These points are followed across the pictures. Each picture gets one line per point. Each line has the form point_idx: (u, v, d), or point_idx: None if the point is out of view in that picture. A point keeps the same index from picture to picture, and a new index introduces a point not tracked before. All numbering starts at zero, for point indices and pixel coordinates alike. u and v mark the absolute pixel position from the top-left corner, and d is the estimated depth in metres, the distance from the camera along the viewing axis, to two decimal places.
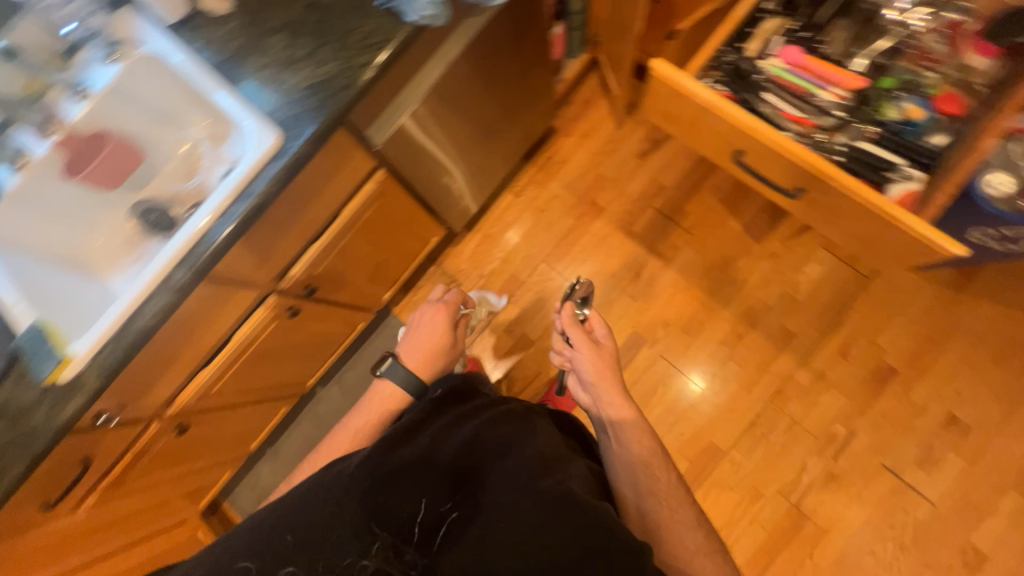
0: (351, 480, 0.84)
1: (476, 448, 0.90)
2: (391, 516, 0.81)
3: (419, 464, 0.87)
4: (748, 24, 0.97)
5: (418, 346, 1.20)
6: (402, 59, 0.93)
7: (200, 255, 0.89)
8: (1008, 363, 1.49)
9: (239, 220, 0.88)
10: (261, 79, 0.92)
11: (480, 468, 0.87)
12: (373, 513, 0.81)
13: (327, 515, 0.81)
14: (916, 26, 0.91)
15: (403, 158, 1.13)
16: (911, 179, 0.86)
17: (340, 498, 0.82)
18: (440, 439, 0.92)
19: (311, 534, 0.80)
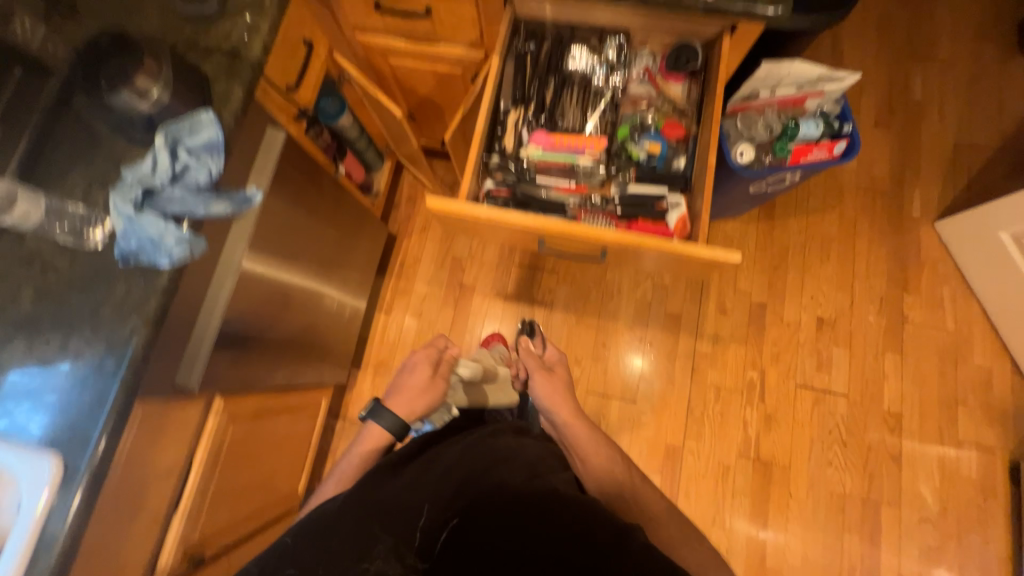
0: (360, 500, 0.85)
1: (477, 464, 0.92)
2: (394, 527, 0.81)
3: (419, 485, 0.88)
4: (494, 128, 0.99)
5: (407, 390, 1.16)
6: (177, 303, 0.83)
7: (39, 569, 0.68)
8: (831, 255, 1.77)
9: (78, 506, 0.70)
10: (18, 391, 0.75)
11: (472, 480, 0.88)
12: (378, 527, 0.81)
13: (336, 530, 0.81)
14: (619, 83, 1.01)
15: (235, 375, 1.01)
16: (680, 205, 0.91)
17: (351, 511, 0.83)
18: (436, 466, 0.93)
19: (324, 538, 0.80)
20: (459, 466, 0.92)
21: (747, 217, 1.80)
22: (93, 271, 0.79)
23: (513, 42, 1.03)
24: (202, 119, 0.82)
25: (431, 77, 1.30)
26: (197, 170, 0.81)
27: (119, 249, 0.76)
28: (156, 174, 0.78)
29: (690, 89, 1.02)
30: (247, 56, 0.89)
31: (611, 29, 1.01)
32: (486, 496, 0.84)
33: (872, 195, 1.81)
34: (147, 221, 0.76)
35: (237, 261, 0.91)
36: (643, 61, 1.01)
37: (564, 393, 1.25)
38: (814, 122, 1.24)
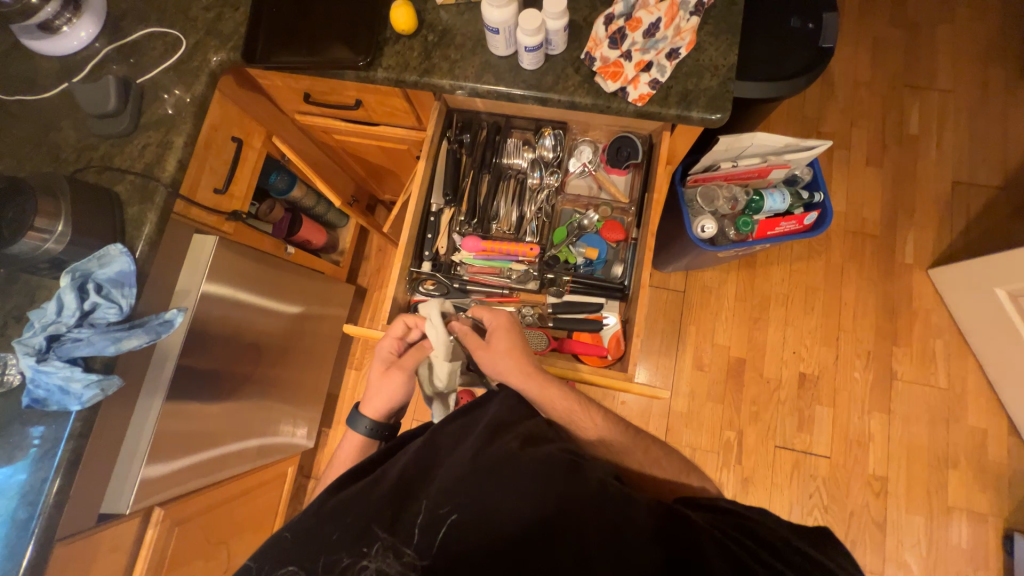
0: (328, 500, 0.66)
1: (455, 430, 0.72)
2: (377, 527, 0.63)
3: (425, 458, 0.68)
4: (424, 232, 0.95)
5: (375, 388, 0.80)
6: (92, 439, 0.83)
7: None
8: (816, 305, 1.68)
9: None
10: None
11: (456, 453, 0.68)
12: (358, 529, 0.63)
13: (310, 541, 0.63)
14: (555, 181, 0.96)
15: (177, 483, 1.00)
16: (614, 321, 0.88)
17: (323, 515, 0.64)
18: (439, 439, 0.70)
19: (315, 533, 0.64)
20: (433, 435, 0.71)
21: (728, 265, 1.72)
22: (5, 414, 0.78)
23: (446, 134, 0.98)
24: (111, 253, 0.81)
25: (378, 151, 1.25)
26: (108, 307, 0.80)
27: (24, 399, 0.74)
28: (62, 317, 0.77)
29: (634, 182, 0.96)
30: (163, 177, 0.86)
31: (547, 121, 0.95)
32: (473, 471, 0.64)
33: (862, 239, 1.71)
34: (52, 370, 0.75)
35: (164, 382, 0.91)
36: (582, 154, 0.96)
37: (526, 363, 0.79)
38: (780, 194, 1.17)
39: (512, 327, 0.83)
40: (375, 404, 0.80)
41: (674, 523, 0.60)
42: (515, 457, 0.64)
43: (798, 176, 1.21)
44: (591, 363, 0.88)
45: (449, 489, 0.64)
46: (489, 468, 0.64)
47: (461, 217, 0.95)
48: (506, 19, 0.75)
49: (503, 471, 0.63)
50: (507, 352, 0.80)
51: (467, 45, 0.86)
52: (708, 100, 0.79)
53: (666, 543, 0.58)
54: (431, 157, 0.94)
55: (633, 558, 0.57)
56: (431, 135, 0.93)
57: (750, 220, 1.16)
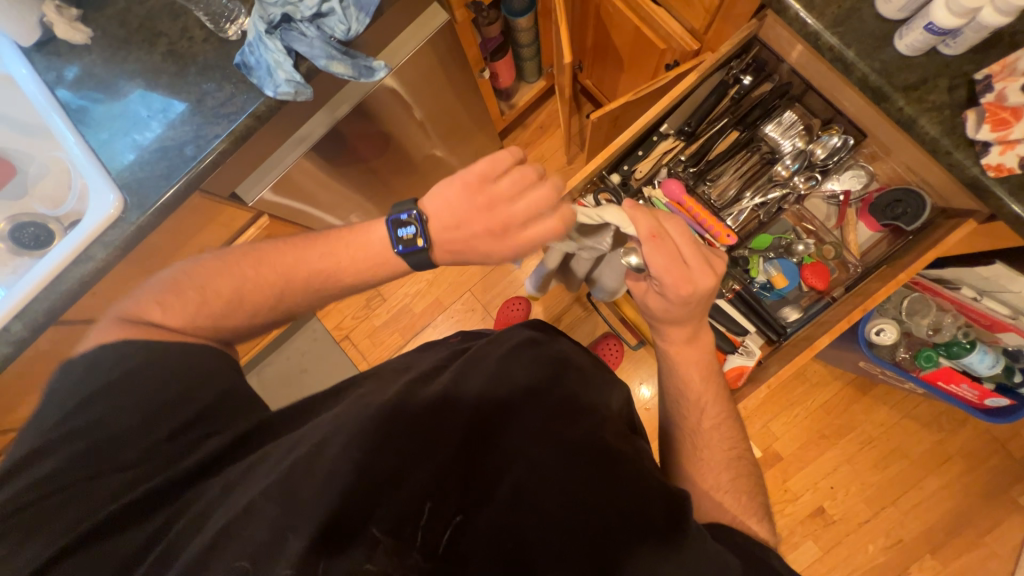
0: (369, 405, 0.53)
1: (528, 384, 0.58)
2: (419, 471, 0.48)
3: (453, 415, 0.53)
4: (636, 146, 0.85)
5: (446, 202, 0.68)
6: (262, 131, 0.86)
7: (119, 239, 0.82)
8: (889, 467, 1.52)
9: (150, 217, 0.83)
10: (112, 128, 0.85)
11: (523, 416, 0.54)
12: (398, 445, 0.50)
13: (335, 466, 0.47)
14: (804, 187, 0.82)
15: (287, 204, 1.07)
16: (750, 354, 0.80)
17: (354, 436, 0.49)
18: (476, 393, 0.56)
19: (298, 459, 0.48)
20: (501, 376, 0.58)
21: (839, 373, 1.54)
22: (214, 59, 0.82)
23: (731, 64, 0.81)
24: None
25: (628, 35, 1.08)
26: (341, 22, 0.78)
27: (239, 57, 0.78)
28: (301, 6, 0.78)
29: (875, 244, 0.81)
30: None
31: (846, 120, 0.78)
32: (541, 432, 0.53)
33: (992, 446, 1.48)
34: (270, 48, 0.77)
35: (334, 120, 0.95)
36: (851, 180, 0.81)
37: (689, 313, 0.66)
38: (992, 357, 0.95)
39: (697, 299, 0.62)
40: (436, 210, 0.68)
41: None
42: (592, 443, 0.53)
43: None
44: None
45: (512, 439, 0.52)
46: (559, 438, 0.52)
47: (682, 157, 0.84)
48: None
49: (577, 458, 0.51)
50: (673, 318, 0.65)
51: None
52: None
53: None
54: (700, 76, 0.80)
55: None
56: (720, 52, 0.78)
57: (933, 359, 0.97)
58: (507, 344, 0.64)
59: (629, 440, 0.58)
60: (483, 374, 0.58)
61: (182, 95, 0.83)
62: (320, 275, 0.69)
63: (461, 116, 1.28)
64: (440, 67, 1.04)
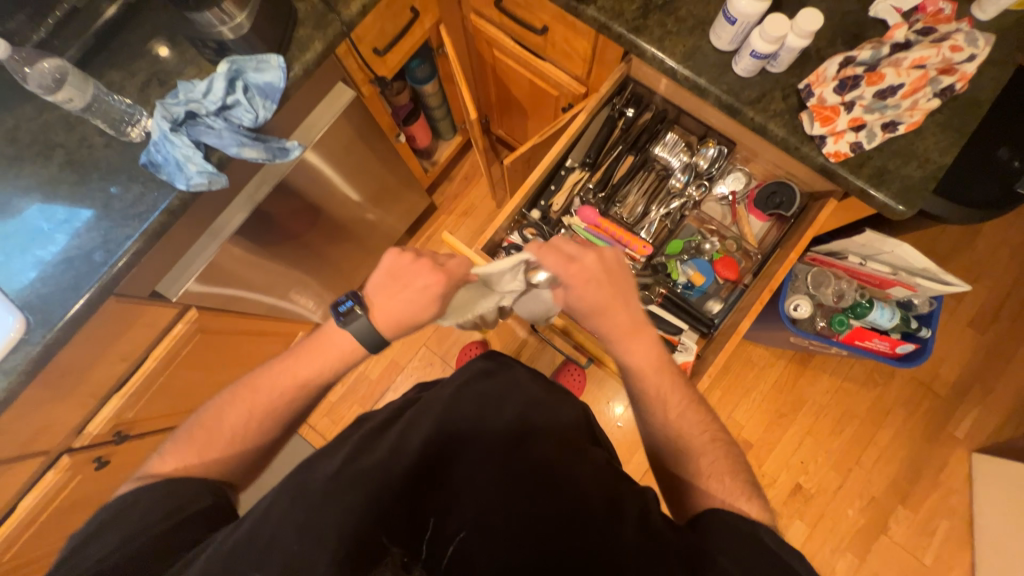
0: (326, 477, 0.55)
1: (476, 412, 0.62)
2: (386, 512, 0.53)
3: (413, 466, 0.57)
4: (549, 182, 0.93)
5: (401, 307, 0.70)
6: (178, 224, 0.84)
7: (23, 362, 0.76)
8: (845, 430, 1.63)
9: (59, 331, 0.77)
10: (7, 247, 0.80)
11: (473, 442, 0.59)
12: (362, 508, 0.53)
13: (308, 526, 0.51)
14: (697, 194, 0.93)
15: (216, 292, 1.03)
16: (689, 350, 0.86)
17: (320, 497, 0.53)
18: (430, 439, 0.59)
19: (278, 538, 0.51)
20: (451, 411, 0.62)
21: (781, 352, 1.66)
22: (118, 162, 0.81)
23: (614, 100, 0.93)
24: (271, 61, 0.81)
25: (525, 88, 1.20)
26: (246, 110, 0.81)
27: (144, 157, 0.78)
28: (205, 102, 0.79)
29: (768, 232, 0.91)
30: (344, 14, 0.85)
31: (717, 133, 0.90)
32: (496, 464, 0.57)
33: (922, 391, 1.64)
34: (177, 144, 0.77)
35: (256, 201, 0.95)
36: (735, 181, 0.92)
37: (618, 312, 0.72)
38: (890, 311, 1.09)
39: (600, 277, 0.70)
40: (389, 317, 0.70)
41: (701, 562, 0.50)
42: (543, 462, 0.57)
43: (914, 304, 1.12)
44: None
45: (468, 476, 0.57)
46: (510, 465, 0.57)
47: (590, 184, 0.92)
48: (752, 13, 0.69)
49: (524, 468, 0.56)
50: (596, 308, 0.71)
51: (686, 19, 0.79)
52: (900, 189, 0.74)
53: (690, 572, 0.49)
54: (589, 114, 0.91)
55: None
56: (601, 93, 0.89)
57: (845, 321, 1.10)
58: (458, 382, 0.68)
59: (582, 448, 0.61)
60: (433, 413, 0.63)
61: (85, 201, 0.81)
62: (313, 381, 0.70)
63: (385, 177, 1.32)
64: (356, 137, 1.09)
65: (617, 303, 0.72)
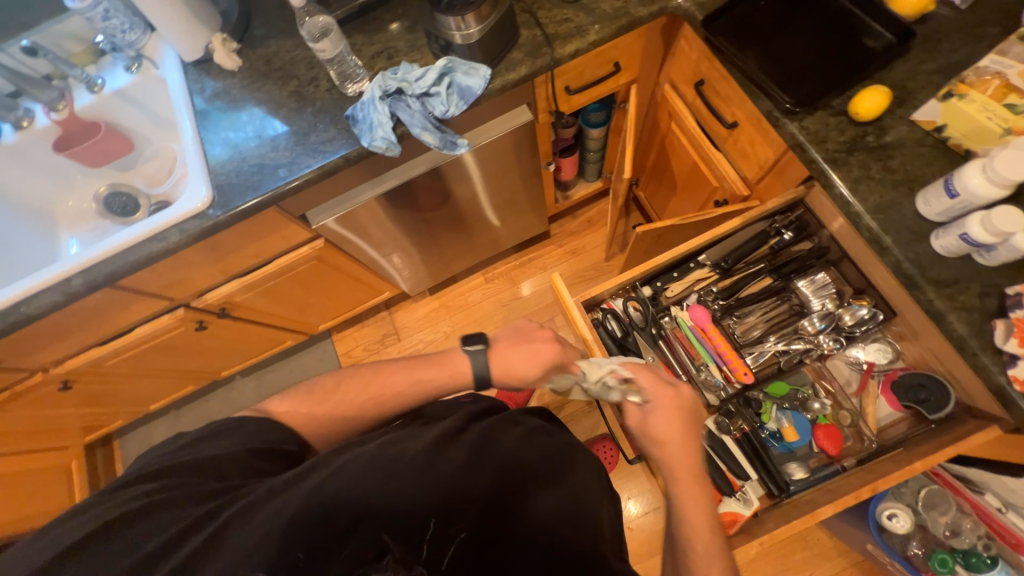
0: (397, 457, 0.56)
1: (535, 464, 0.60)
2: (425, 504, 0.53)
3: (464, 480, 0.55)
4: (673, 267, 0.90)
5: (512, 364, 0.74)
6: (345, 171, 0.97)
7: (192, 228, 0.92)
8: None
9: (229, 217, 0.92)
10: (224, 139, 0.98)
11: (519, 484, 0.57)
12: (408, 500, 0.53)
13: (362, 482, 0.53)
14: (827, 347, 0.84)
15: (344, 234, 1.15)
16: (747, 504, 0.76)
17: (380, 465, 0.55)
18: (490, 461, 0.58)
19: (329, 492, 0.53)
20: (522, 449, 0.60)
21: (846, 550, 1.41)
22: (329, 106, 0.96)
23: (775, 218, 0.88)
24: (479, 71, 0.90)
25: (686, 167, 1.19)
26: (441, 102, 0.91)
27: (350, 111, 0.92)
28: (414, 85, 0.90)
29: (893, 422, 0.80)
30: (557, 52, 0.92)
31: (876, 295, 0.80)
32: (539, 524, 0.54)
33: None
34: (378, 109, 0.89)
35: (411, 175, 1.05)
36: (877, 352, 0.82)
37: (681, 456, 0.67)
38: None
39: (688, 411, 0.69)
40: (505, 368, 0.74)
41: None
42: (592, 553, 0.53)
43: None
44: None
45: (506, 515, 0.54)
46: (553, 535, 0.54)
47: (714, 288, 0.88)
48: (982, 195, 0.61)
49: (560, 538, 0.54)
50: (667, 439, 0.68)
51: (895, 170, 0.73)
52: None
53: None
54: (744, 222, 0.87)
55: None
56: (767, 207, 0.85)
57: (947, 561, 0.89)
58: (534, 424, 0.65)
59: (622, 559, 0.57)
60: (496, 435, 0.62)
61: (292, 125, 0.96)
62: (404, 372, 0.74)
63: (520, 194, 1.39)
64: (514, 153, 1.16)
65: (685, 440, 0.68)
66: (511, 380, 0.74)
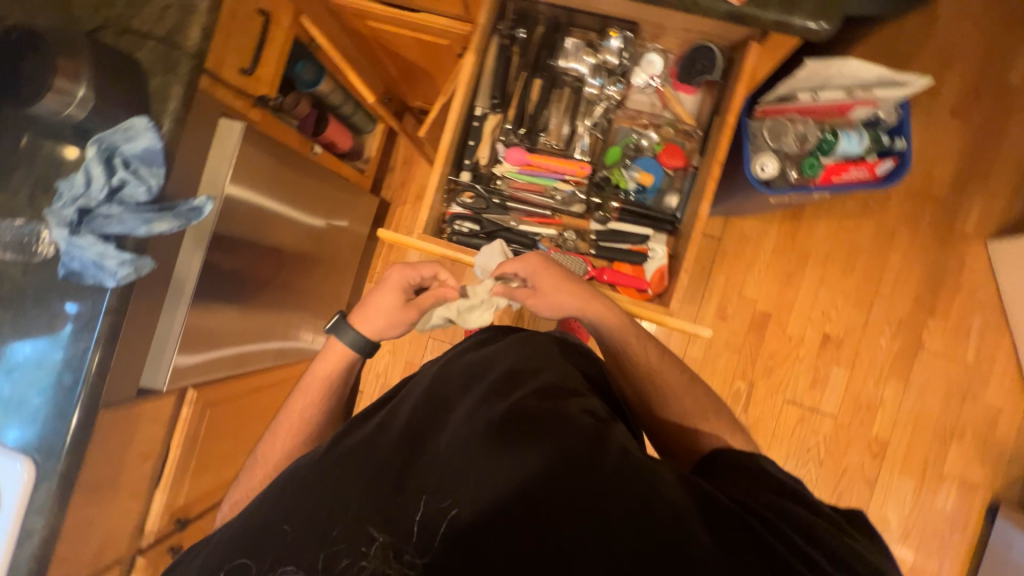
0: (358, 440, 0.62)
1: (465, 374, 0.69)
2: (391, 455, 0.59)
3: (415, 425, 0.63)
4: (464, 136, 0.88)
5: (376, 305, 0.78)
6: (128, 322, 0.83)
7: (46, 501, 0.78)
8: (856, 268, 1.60)
9: (69, 461, 0.79)
10: None
11: (512, 434, 0.58)
12: (378, 465, 0.59)
13: (365, 459, 0.59)
14: (617, 93, 0.86)
15: (205, 367, 1.04)
16: (661, 254, 0.84)
17: (348, 455, 0.61)
18: (430, 401, 0.66)
19: (311, 492, 0.58)
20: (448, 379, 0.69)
21: (770, 217, 1.62)
22: (44, 284, 0.79)
23: (499, 26, 0.86)
24: (137, 126, 0.76)
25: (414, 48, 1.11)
26: (137, 184, 0.77)
27: (62, 269, 0.75)
28: (91, 192, 0.74)
29: (702, 104, 0.87)
30: (190, 46, 0.79)
31: (615, 21, 0.83)
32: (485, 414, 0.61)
33: (924, 200, 1.58)
34: (85, 244, 0.74)
35: (196, 270, 0.91)
36: (651, 64, 0.84)
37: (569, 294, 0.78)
38: (857, 135, 1.05)
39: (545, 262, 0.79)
40: (370, 322, 0.78)
41: (706, 503, 0.56)
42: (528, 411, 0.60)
43: (882, 118, 1.06)
44: (629, 294, 0.83)
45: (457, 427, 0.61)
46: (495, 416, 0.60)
47: (507, 124, 0.87)
48: None
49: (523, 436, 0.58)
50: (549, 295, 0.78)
51: None
52: (817, 7, 0.68)
53: (707, 524, 0.53)
54: (480, 52, 0.84)
55: (624, 536, 0.51)
56: (483, 24, 0.82)
57: (815, 163, 1.06)
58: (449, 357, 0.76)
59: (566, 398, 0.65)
60: (444, 381, 0.70)
61: (59, 322, 0.78)
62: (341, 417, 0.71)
63: (328, 197, 1.29)
64: (273, 162, 1.03)
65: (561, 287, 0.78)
66: (381, 321, 0.78)
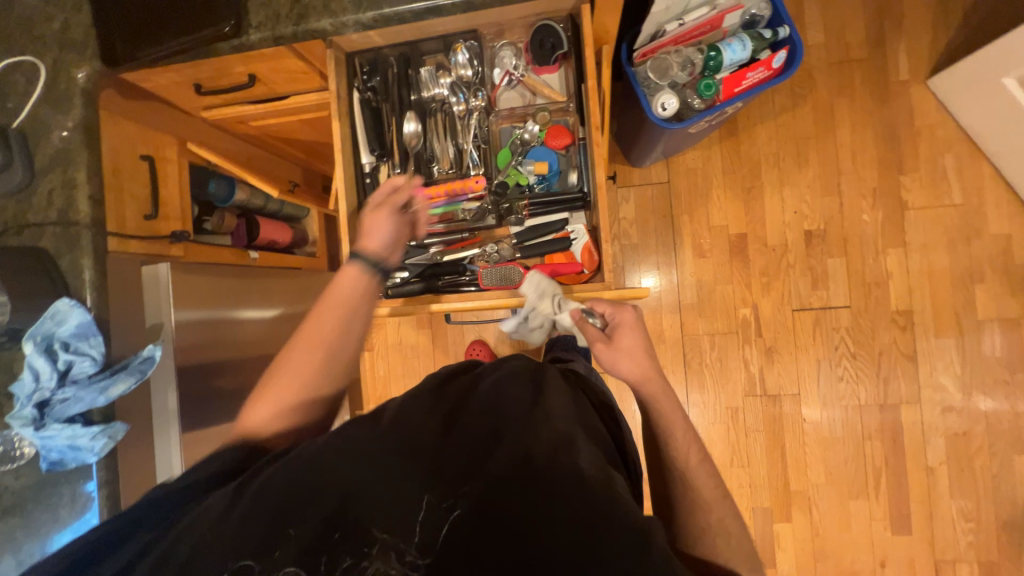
0: (396, 438, 0.54)
1: (511, 407, 0.58)
2: (428, 469, 0.53)
3: (453, 444, 0.55)
4: (362, 196, 0.90)
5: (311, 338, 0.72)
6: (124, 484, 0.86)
7: None
8: (810, 157, 1.57)
9: None
10: None
11: (546, 517, 0.48)
12: (407, 469, 0.52)
13: (405, 453, 0.53)
14: (482, 101, 0.88)
15: None
16: (582, 234, 0.86)
17: (387, 444, 0.54)
18: (478, 429, 0.56)
19: (325, 482, 0.51)
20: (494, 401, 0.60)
21: (707, 142, 1.60)
22: (34, 480, 0.82)
23: (354, 82, 0.88)
24: (62, 308, 0.79)
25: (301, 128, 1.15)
26: (81, 361, 0.80)
27: (43, 464, 0.78)
28: (42, 383, 0.77)
29: (567, 77, 0.87)
30: (83, 216, 0.83)
31: (455, 35, 0.85)
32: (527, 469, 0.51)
33: (850, 66, 1.54)
34: (54, 433, 0.77)
35: (173, 414, 0.92)
36: (503, 61, 0.86)
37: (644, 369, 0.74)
38: (738, 43, 1.03)
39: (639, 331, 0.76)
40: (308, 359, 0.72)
41: None
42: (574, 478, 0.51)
43: (758, 16, 1.08)
44: (568, 282, 0.86)
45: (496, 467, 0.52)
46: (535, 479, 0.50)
47: (396, 169, 0.88)
48: None
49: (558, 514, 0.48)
50: (630, 370, 0.74)
51: None
52: None
53: None
54: (343, 115, 0.86)
55: None
56: (334, 90, 0.84)
57: (711, 82, 1.03)
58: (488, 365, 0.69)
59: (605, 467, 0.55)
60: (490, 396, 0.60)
61: (77, 508, 0.82)
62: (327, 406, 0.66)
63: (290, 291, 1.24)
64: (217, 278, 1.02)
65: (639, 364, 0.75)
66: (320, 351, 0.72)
